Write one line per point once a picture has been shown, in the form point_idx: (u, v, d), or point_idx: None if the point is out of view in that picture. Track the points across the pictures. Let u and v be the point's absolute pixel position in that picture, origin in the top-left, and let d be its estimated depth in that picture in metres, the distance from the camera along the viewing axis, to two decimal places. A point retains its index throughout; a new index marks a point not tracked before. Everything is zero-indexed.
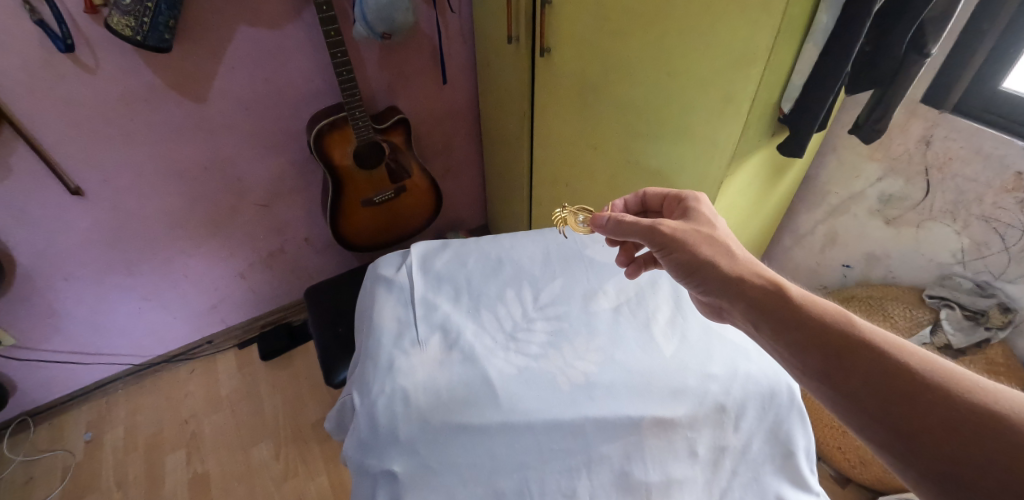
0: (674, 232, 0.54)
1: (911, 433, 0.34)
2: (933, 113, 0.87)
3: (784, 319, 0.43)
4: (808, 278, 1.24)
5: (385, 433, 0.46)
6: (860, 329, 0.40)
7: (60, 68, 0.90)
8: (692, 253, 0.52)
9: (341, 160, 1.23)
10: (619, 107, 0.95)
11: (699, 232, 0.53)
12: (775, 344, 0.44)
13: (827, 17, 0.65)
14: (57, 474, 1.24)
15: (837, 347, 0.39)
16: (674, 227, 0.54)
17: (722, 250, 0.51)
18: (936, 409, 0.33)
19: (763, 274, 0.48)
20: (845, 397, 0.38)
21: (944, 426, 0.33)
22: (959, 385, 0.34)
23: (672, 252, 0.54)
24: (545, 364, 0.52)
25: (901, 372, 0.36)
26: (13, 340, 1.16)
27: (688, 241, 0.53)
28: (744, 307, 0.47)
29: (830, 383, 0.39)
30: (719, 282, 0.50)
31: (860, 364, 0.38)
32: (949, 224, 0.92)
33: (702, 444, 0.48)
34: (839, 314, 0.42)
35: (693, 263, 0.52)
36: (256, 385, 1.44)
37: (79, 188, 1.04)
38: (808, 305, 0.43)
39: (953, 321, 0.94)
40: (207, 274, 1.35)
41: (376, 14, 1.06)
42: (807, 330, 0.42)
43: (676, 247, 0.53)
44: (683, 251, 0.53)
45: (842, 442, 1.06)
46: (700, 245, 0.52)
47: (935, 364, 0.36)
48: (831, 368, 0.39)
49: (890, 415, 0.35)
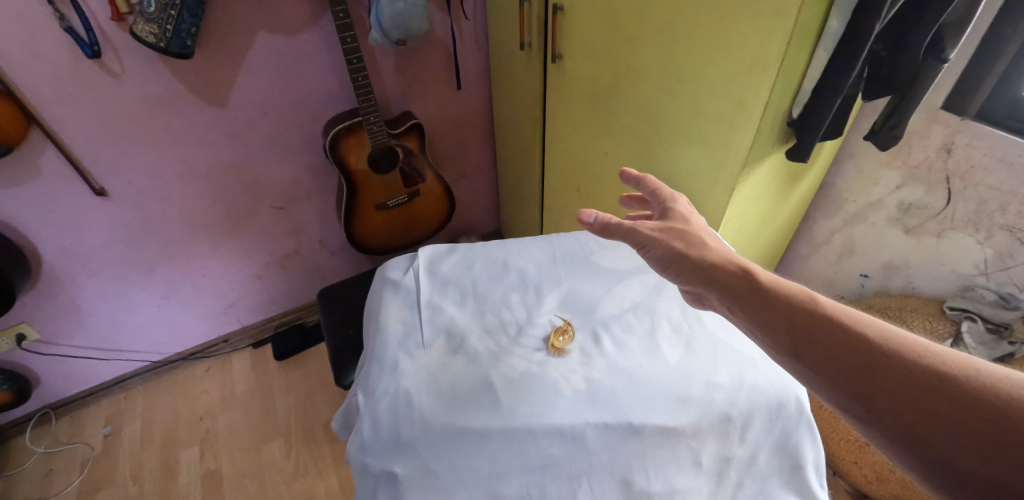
0: (652, 232, 0.53)
1: (872, 401, 0.33)
2: (955, 119, 0.84)
3: (753, 301, 0.43)
4: (825, 287, 1.21)
5: (388, 435, 0.46)
6: (823, 307, 0.39)
7: (88, 73, 0.93)
8: (668, 249, 0.52)
9: (356, 164, 1.25)
10: (630, 112, 0.94)
11: (674, 231, 0.53)
12: (749, 328, 0.43)
13: (838, 22, 0.64)
14: (76, 467, 1.27)
15: (804, 328, 0.39)
16: (653, 227, 0.54)
17: (698, 245, 0.51)
18: (893, 375, 0.33)
19: (736, 262, 0.47)
20: (809, 370, 0.37)
21: (903, 391, 0.32)
22: (913, 352, 0.33)
23: (650, 250, 0.53)
24: (548, 370, 0.51)
25: (857, 342, 0.35)
26: (38, 335, 1.20)
27: (664, 240, 0.52)
28: (717, 293, 0.46)
29: (799, 360, 0.38)
30: (694, 272, 0.49)
31: (823, 340, 0.37)
32: (971, 234, 0.90)
33: (706, 455, 0.47)
34: (804, 295, 0.41)
35: (670, 261, 0.51)
36: (269, 384, 1.46)
37: (103, 189, 1.07)
38: (776, 287, 0.43)
39: (974, 334, 0.89)
40: (224, 274, 1.38)
41: (391, 21, 1.07)
42: (778, 310, 0.41)
43: (653, 243, 0.53)
44: (659, 248, 0.52)
45: (859, 456, 1.03)
46: (675, 241, 0.52)
47: (890, 334, 0.35)
48: (799, 345, 0.38)
49: (853, 386, 0.34)
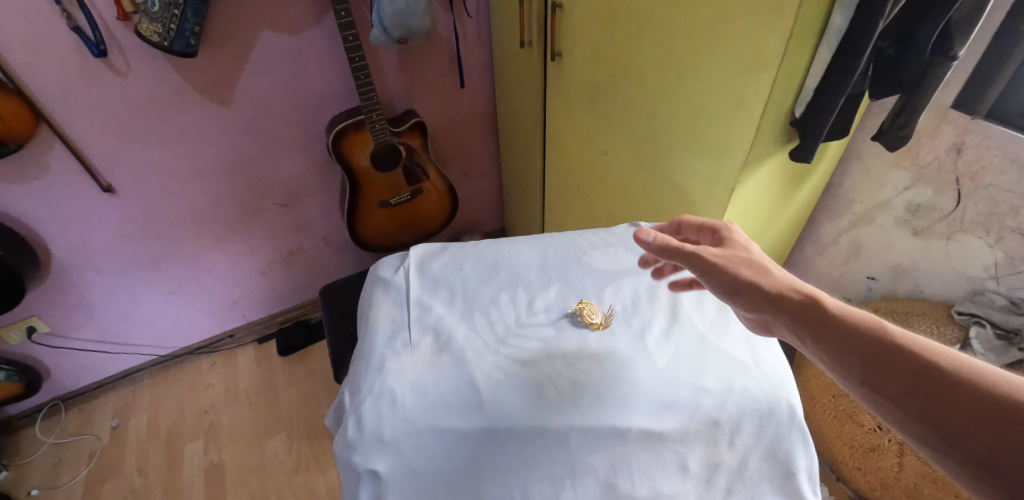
0: (715, 257, 0.49)
1: (960, 436, 0.32)
2: (966, 119, 0.82)
3: (821, 329, 0.42)
4: (831, 290, 1.19)
5: (371, 434, 0.46)
6: (897, 336, 0.38)
7: (95, 71, 0.95)
8: (732, 277, 0.48)
9: (359, 161, 1.25)
10: (630, 111, 0.93)
11: (737, 256, 0.49)
12: (821, 357, 0.42)
13: (841, 18, 0.62)
14: (84, 457, 1.29)
15: (880, 357, 0.37)
16: (714, 252, 0.49)
17: (763, 272, 0.48)
18: (985, 412, 0.31)
19: (798, 288, 0.45)
20: (890, 403, 0.36)
21: (994, 428, 0.31)
22: (1003, 387, 0.32)
23: (713, 277, 0.49)
24: (532, 371, 0.50)
25: (939, 376, 0.34)
26: (47, 328, 1.23)
27: (728, 264, 0.48)
28: (783, 322, 0.45)
29: (878, 392, 0.37)
30: (760, 300, 0.46)
31: (903, 372, 0.36)
32: (981, 236, 0.88)
33: (694, 460, 0.47)
34: (876, 324, 0.40)
35: (735, 286, 0.48)
36: (273, 379, 1.48)
37: (110, 186, 1.09)
38: (845, 315, 0.41)
39: (982, 340, 0.86)
40: (229, 270, 1.40)
41: (392, 19, 1.07)
42: (849, 338, 0.40)
43: (716, 270, 0.49)
44: (723, 274, 0.48)
45: (863, 463, 1.01)
46: (741, 268, 0.48)
47: (976, 367, 0.34)
48: (875, 375, 0.37)
49: (936, 420, 0.33)
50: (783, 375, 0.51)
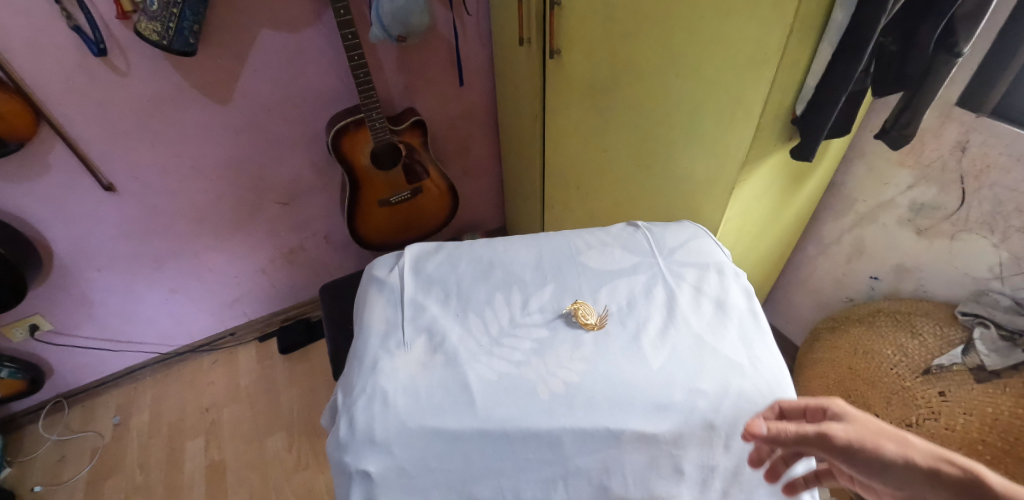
0: (846, 436, 0.40)
1: None
2: (970, 117, 0.80)
3: None
4: (833, 289, 1.19)
5: (362, 434, 0.46)
6: None
7: (94, 70, 0.95)
8: (873, 457, 0.38)
9: (359, 159, 1.25)
10: (629, 109, 0.93)
11: (865, 426, 0.40)
12: None
13: (842, 15, 0.60)
14: (87, 454, 1.30)
15: None
16: (841, 427, 0.40)
17: (906, 443, 0.38)
18: None
19: (950, 459, 0.36)
20: None
21: None
22: None
23: (850, 459, 0.39)
24: (525, 372, 0.50)
25: None
26: (50, 325, 1.23)
27: (862, 439, 0.39)
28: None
29: None
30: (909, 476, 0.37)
31: None
32: (986, 236, 0.86)
33: (687, 463, 0.46)
34: None
35: (877, 463, 0.38)
36: (274, 377, 1.48)
37: (111, 184, 1.10)
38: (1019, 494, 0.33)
39: (986, 342, 0.83)
40: (230, 269, 1.40)
41: (391, 17, 1.07)
42: None
43: (852, 451, 0.39)
44: (860, 454, 0.39)
45: None
46: (881, 441, 0.39)
47: None
48: None
49: None
50: (780, 377, 0.51)
